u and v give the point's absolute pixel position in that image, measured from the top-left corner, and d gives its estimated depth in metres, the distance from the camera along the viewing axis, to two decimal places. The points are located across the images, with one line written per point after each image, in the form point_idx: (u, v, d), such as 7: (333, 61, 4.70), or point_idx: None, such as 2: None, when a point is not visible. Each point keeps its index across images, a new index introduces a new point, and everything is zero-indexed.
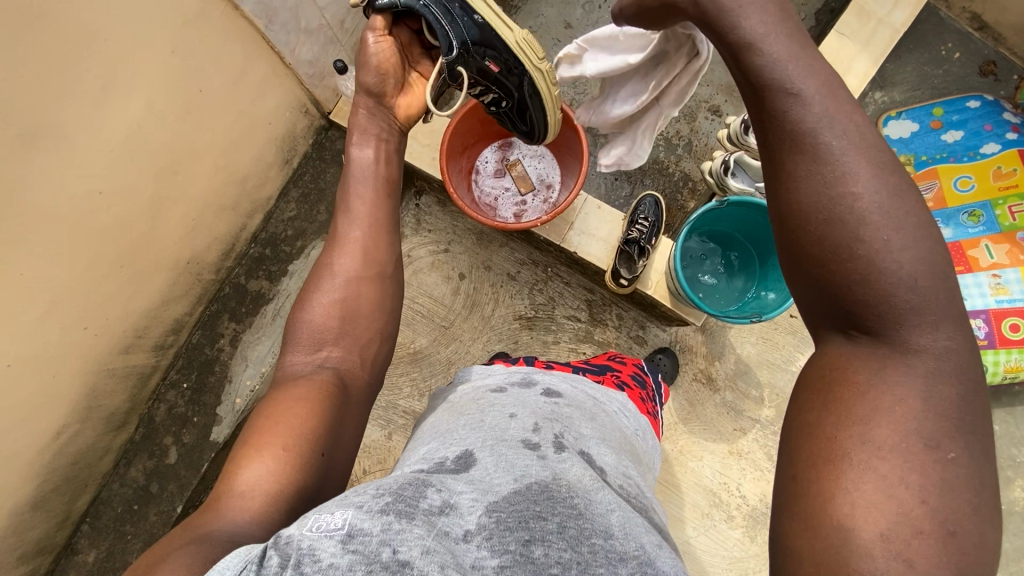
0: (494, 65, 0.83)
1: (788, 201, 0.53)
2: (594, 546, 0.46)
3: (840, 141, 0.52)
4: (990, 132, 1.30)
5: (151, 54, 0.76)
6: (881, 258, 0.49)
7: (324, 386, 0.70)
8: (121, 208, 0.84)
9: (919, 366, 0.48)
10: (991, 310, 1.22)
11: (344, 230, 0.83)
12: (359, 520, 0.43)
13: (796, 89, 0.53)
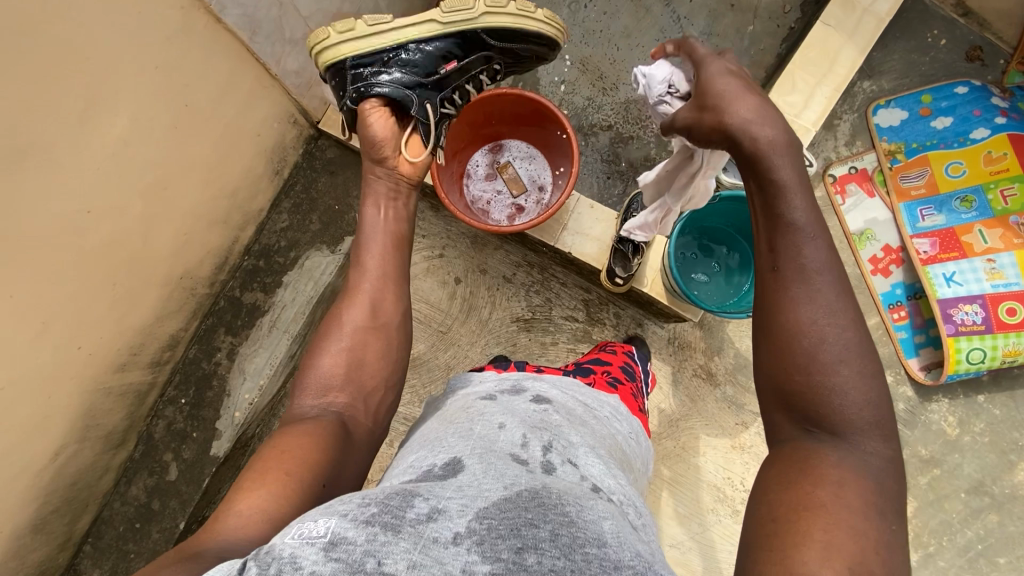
0: (447, 64, 0.92)
1: (780, 316, 0.58)
2: (587, 554, 0.45)
3: (830, 283, 0.58)
4: (979, 117, 1.29)
5: (135, 71, 0.76)
6: (847, 390, 0.55)
7: (329, 427, 0.71)
8: (111, 226, 0.84)
9: (871, 464, 0.54)
10: (987, 295, 1.22)
11: (354, 282, 0.86)
12: (344, 529, 0.43)
13: (805, 227, 0.59)
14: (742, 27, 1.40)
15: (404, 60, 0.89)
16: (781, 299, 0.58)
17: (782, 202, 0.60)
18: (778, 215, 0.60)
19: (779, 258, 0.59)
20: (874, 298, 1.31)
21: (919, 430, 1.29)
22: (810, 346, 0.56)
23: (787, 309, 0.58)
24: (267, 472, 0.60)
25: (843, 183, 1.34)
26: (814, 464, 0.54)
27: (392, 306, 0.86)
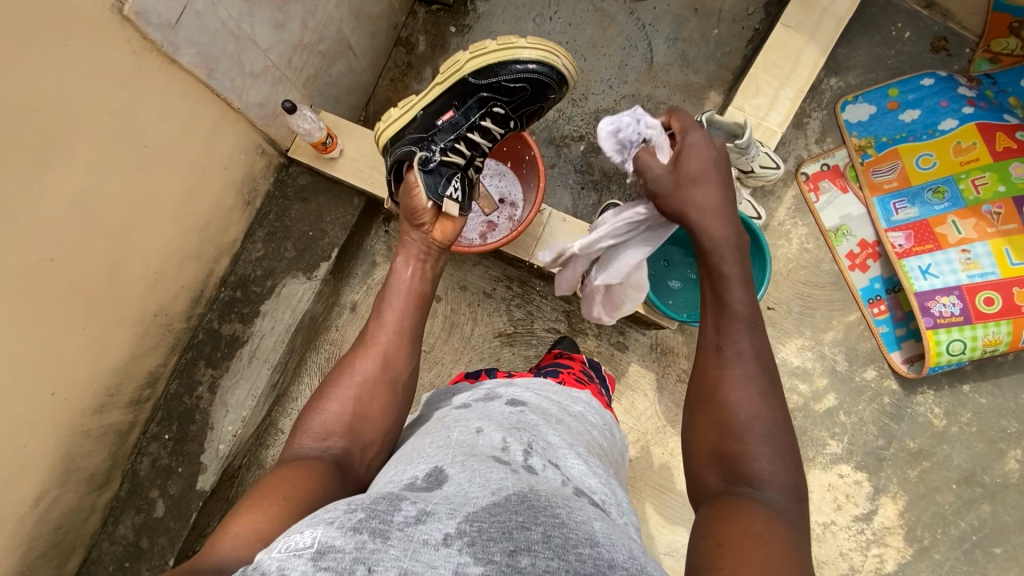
0: (445, 115, 0.99)
1: (713, 384, 0.67)
2: (581, 554, 0.44)
3: (753, 364, 0.67)
4: (947, 107, 1.30)
5: (89, 117, 0.76)
6: (756, 459, 0.63)
7: (327, 469, 0.69)
8: (78, 271, 0.84)
9: (782, 511, 0.59)
10: (964, 286, 1.22)
11: (371, 333, 0.85)
12: (331, 538, 0.42)
13: (741, 311, 0.70)
14: (707, 30, 1.40)
15: (417, 128, 1.00)
16: (719, 374, 0.68)
17: (726, 292, 0.71)
18: (723, 299, 0.71)
19: (720, 340, 0.69)
20: (853, 294, 1.31)
21: (906, 423, 1.29)
22: (741, 420, 0.65)
23: (724, 388, 0.67)
24: (264, 496, 0.60)
25: (816, 181, 1.34)
26: (740, 509, 0.58)
27: (404, 361, 0.84)
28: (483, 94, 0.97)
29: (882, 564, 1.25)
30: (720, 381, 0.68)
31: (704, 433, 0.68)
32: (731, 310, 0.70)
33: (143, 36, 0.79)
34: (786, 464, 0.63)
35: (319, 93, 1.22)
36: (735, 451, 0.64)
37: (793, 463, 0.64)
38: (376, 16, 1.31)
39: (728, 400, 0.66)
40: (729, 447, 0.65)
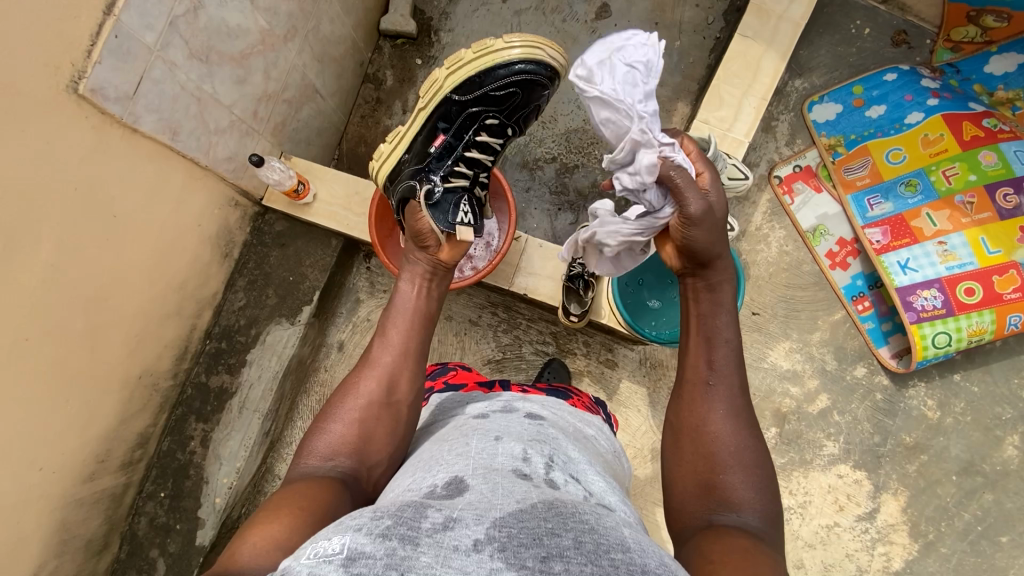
0: (438, 138, 0.98)
1: (703, 416, 0.72)
2: (614, 560, 0.43)
3: (732, 397, 0.73)
4: (912, 101, 1.30)
5: (54, 196, 0.77)
6: (739, 486, 0.67)
7: (333, 486, 0.67)
8: (55, 346, 0.85)
9: (764, 535, 0.63)
10: (943, 278, 1.23)
11: (376, 354, 0.85)
12: (360, 544, 0.42)
13: (724, 343, 0.75)
14: (669, 43, 1.42)
15: (412, 158, 0.99)
16: (704, 408, 0.72)
17: (716, 331, 0.75)
18: (711, 335, 0.75)
19: (708, 375, 0.74)
20: (836, 292, 1.32)
21: (901, 418, 1.29)
22: (726, 452, 0.69)
23: (710, 421, 0.72)
24: (280, 506, 0.61)
25: (789, 183, 1.35)
26: (727, 531, 0.62)
27: (408, 384, 0.83)
28: (476, 109, 0.95)
29: (889, 562, 1.24)
30: (707, 413, 0.72)
31: (691, 464, 0.71)
32: (719, 345, 0.75)
33: (101, 111, 0.80)
34: (766, 492, 0.68)
35: (289, 139, 1.23)
36: (722, 481, 0.68)
37: (772, 491, 0.68)
38: (340, 57, 1.33)
39: (713, 432, 0.71)
40: (714, 478, 0.69)
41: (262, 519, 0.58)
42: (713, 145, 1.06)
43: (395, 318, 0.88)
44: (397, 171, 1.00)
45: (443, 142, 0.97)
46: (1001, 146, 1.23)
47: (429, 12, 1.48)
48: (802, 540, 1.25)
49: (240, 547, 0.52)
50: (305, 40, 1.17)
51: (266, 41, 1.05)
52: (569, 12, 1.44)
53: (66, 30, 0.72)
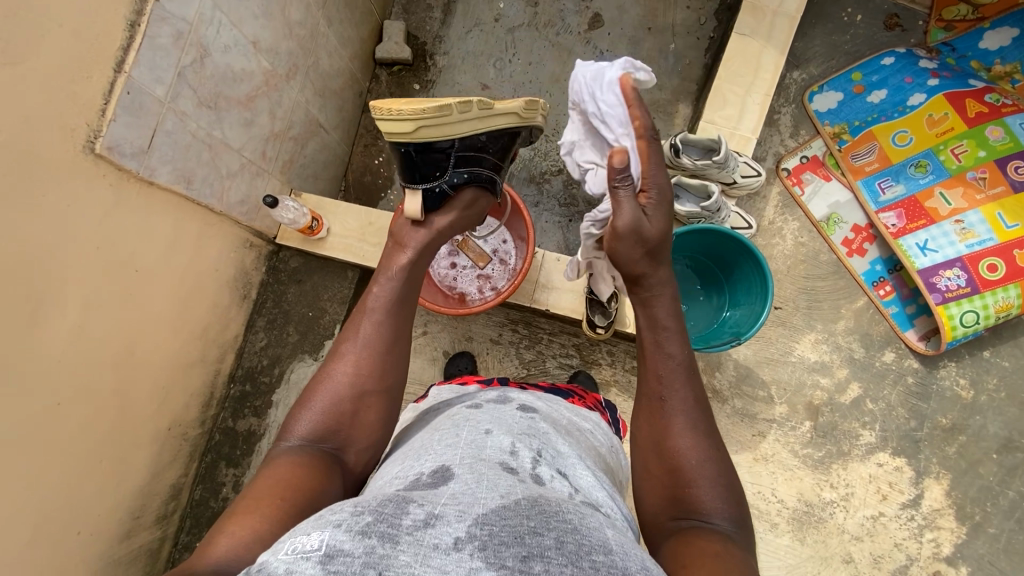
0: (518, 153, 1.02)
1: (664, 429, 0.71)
2: (595, 561, 0.41)
3: (686, 406, 0.71)
4: (912, 83, 1.31)
5: (77, 256, 0.77)
6: (705, 495, 0.66)
7: (314, 465, 0.67)
8: (87, 407, 0.84)
9: (733, 540, 0.62)
10: (965, 256, 1.22)
11: (366, 331, 0.81)
12: (338, 541, 0.39)
13: (671, 355, 0.74)
14: (664, 46, 1.42)
15: (502, 148, 0.95)
16: (661, 419, 0.72)
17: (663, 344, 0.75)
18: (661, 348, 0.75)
19: (660, 391, 0.73)
20: (856, 280, 1.31)
21: (935, 401, 1.27)
22: (690, 464, 0.68)
23: (668, 432, 0.71)
24: (263, 495, 0.60)
25: (798, 174, 1.35)
26: (697, 538, 0.61)
27: (397, 369, 0.81)
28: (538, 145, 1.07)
29: (939, 548, 1.22)
30: (666, 428, 0.71)
31: (658, 478, 0.69)
32: (664, 361, 0.74)
33: (118, 168, 0.79)
34: (733, 498, 0.67)
35: (297, 176, 1.23)
36: (689, 493, 0.66)
37: (738, 493, 0.68)
38: (340, 90, 1.33)
39: (674, 447, 0.69)
40: (681, 491, 0.67)
41: (244, 510, 0.57)
42: (723, 145, 1.07)
43: (378, 306, 0.84)
44: (478, 147, 0.91)
45: (515, 154, 1.01)
46: (1006, 120, 1.23)
47: (423, 38, 1.49)
48: (849, 534, 1.22)
49: (218, 537, 0.52)
50: (307, 77, 1.17)
51: (269, 81, 1.05)
52: (562, 25, 1.45)
53: (80, 91, 0.72)
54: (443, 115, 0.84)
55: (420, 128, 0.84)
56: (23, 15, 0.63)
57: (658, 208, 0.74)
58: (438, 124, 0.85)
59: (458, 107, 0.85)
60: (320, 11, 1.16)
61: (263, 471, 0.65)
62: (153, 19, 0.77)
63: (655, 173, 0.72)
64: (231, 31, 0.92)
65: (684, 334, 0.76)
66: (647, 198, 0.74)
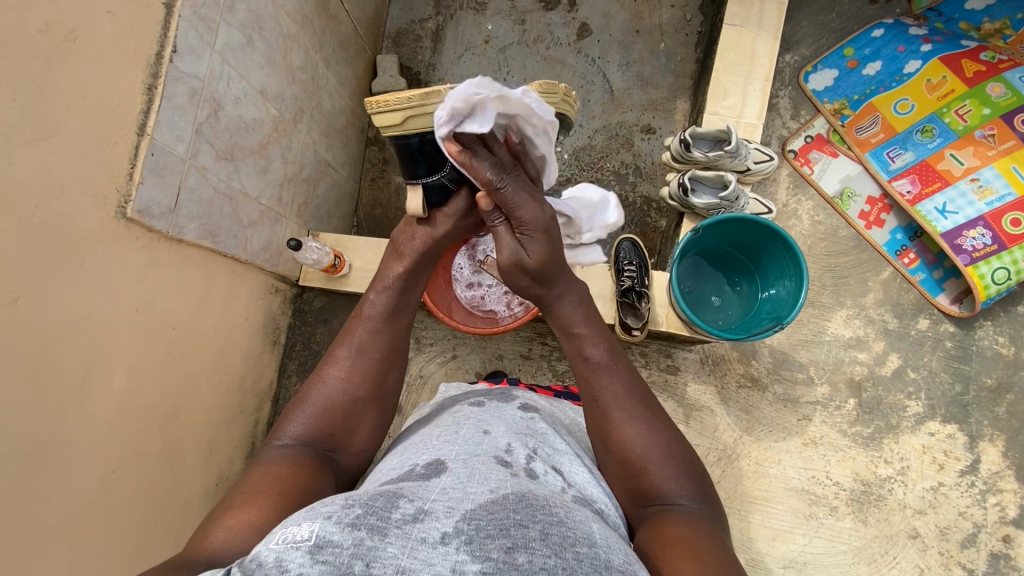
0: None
1: (611, 434, 0.70)
2: (579, 553, 0.43)
3: (620, 403, 0.71)
4: (905, 51, 1.32)
5: (119, 321, 0.77)
6: (663, 482, 0.66)
7: (307, 464, 0.66)
8: (138, 472, 0.83)
9: (696, 521, 0.62)
10: (986, 214, 1.22)
11: (363, 337, 0.78)
12: (329, 533, 0.41)
13: (590, 357, 0.74)
14: (654, 47, 1.44)
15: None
16: (603, 422, 0.71)
17: (584, 346, 0.75)
18: (581, 355, 0.75)
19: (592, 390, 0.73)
20: (879, 251, 1.31)
21: (977, 362, 1.26)
22: (638, 455, 0.67)
23: (613, 433, 0.69)
24: (260, 489, 0.59)
25: (805, 154, 1.35)
26: (667, 521, 0.61)
27: (394, 380, 0.80)
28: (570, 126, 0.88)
29: (1004, 512, 1.19)
30: (608, 423, 0.70)
31: (613, 472, 0.69)
32: (584, 365, 0.74)
33: (149, 230, 0.80)
34: (690, 473, 0.68)
35: (312, 217, 1.24)
36: (647, 482, 0.66)
37: (695, 469, 0.69)
38: (344, 128, 1.35)
39: (620, 441, 0.69)
40: (638, 482, 0.67)
41: (241, 503, 0.57)
42: (734, 135, 1.08)
43: (374, 313, 0.80)
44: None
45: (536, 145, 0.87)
46: (1005, 76, 1.25)
47: (416, 68, 1.51)
48: (911, 508, 1.19)
49: (215, 530, 0.53)
50: (312, 119, 1.19)
51: (278, 127, 1.06)
52: (551, 38, 1.47)
53: (108, 158, 0.73)
54: (433, 104, 0.71)
55: (408, 120, 0.73)
56: (50, 91, 0.64)
57: (539, 238, 0.74)
58: (426, 116, 0.72)
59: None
60: (318, 54, 1.18)
61: (255, 468, 0.64)
62: (169, 79, 0.79)
63: (524, 209, 0.73)
64: (240, 83, 0.93)
65: (599, 327, 0.77)
66: (522, 232, 0.75)
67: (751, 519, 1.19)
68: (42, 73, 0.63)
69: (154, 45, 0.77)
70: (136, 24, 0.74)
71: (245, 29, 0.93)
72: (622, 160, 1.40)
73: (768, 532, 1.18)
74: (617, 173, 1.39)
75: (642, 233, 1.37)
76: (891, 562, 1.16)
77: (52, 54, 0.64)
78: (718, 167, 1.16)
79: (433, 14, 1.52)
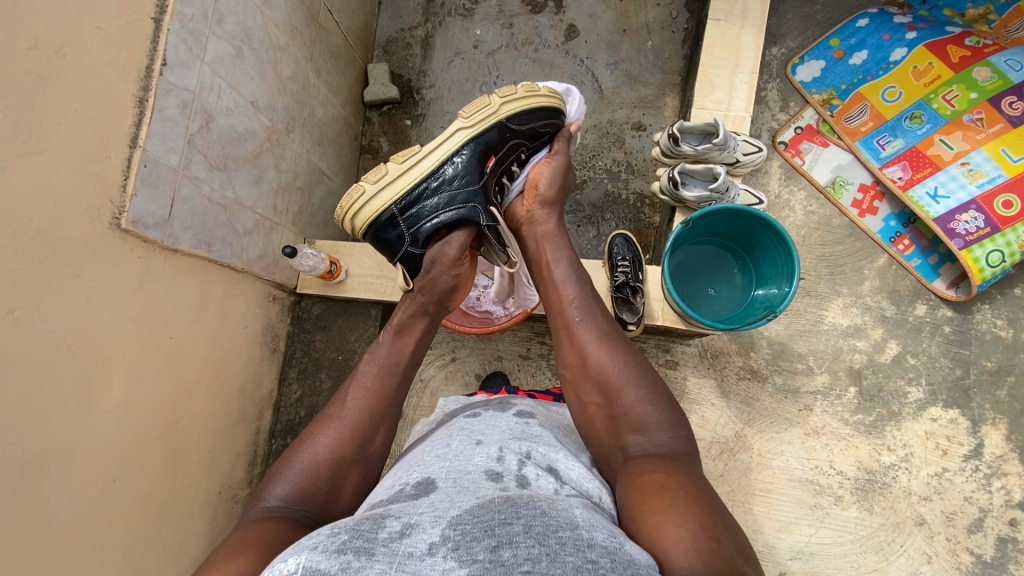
0: (490, 159, 0.88)
1: (587, 360, 0.77)
2: (562, 537, 0.43)
3: (595, 333, 0.79)
4: (891, 40, 1.34)
5: (117, 331, 0.78)
6: (638, 408, 0.70)
7: (294, 526, 0.64)
8: (140, 481, 0.83)
9: (666, 456, 0.65)
10: (977, 197, 1.22)
11: (350, 398, 0.79)
12: (315, 562, 0.41)
13: (570, 289, 0.85)
14: (641, 45, 1.46)
15: (445, 179, 0.85)
16: (581, 349, 0.78)
17: (563, 284, 0.86)
18: (562, 293, 0.85)
19: (573, 317, 0.82)
20: (874, 239, 1.31)
21: (976, 345, 1.26)
22: (615, 375, 0.73)
23: (590, 356, 0.77)
24: (244, 545, 0.57)
25: (795, 145, 1.36)
26: (643, 470, 0.61)
27: (381, 441, 0.80)
28: (519, 140, 0.92)
29: (1010, 495, 1.19)
30: (586, 348, 0.78)
31: (592, 401, 0.73)
32: (570, 285, 0.86)
33: (143, 240, 0.81)
34: (664, 401, 0.71)
35: (307, 225, 1.25)
36: (621, 407, 0.71)
37: (669, 398, 0.72)
38: (336, 136, 1.36)
39: (596, 364, 0.76)
40: (615, 406, 0.71)
41: (225, 558, 0.54)
42: (722, 127, 1.08)
43: (367, 370, 0.83)
44: (418, 196, 0.85)
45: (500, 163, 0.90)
46: (991, 60, 1.25)
47: (407, 75, 1.53)
48: (917, 495, 1.19)
49: None
50: (304, 128, 1.20)
51: (271, 137, 1.08)
52: (539, 40, 1.49)
53: (100, 171, 0.74)
54: (359, 197, 0.84)
55: (356, 218, 0.86)
56: (41, 105, 0.65)
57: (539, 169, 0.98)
58: (368, 206, 0.85)
59: (369, 182, 0.84)
60: (308, 64, 1.20)
61: (238, 527, 0.62)
62: (159, 92, 0.80)
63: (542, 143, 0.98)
64: (231, 94, 0.95)
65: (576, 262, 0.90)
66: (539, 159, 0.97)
67: (756, 511, 1.18)
68: (33, 89, 0.64)
69: (143, 58, 0.78)
70: (125, 38, 0.75)
71: (235, 41, 0.94)
72: (613, 158, 1.41)
73: (775, 524, 1.17)
74: (610, 171, 1.40)
75: (637, 230, 1.38)
76: (898, 550, 1.16)
77: (42, 70, 0.65)
78: (708, 161, 1.17)
79: (422, 21, 1.54)
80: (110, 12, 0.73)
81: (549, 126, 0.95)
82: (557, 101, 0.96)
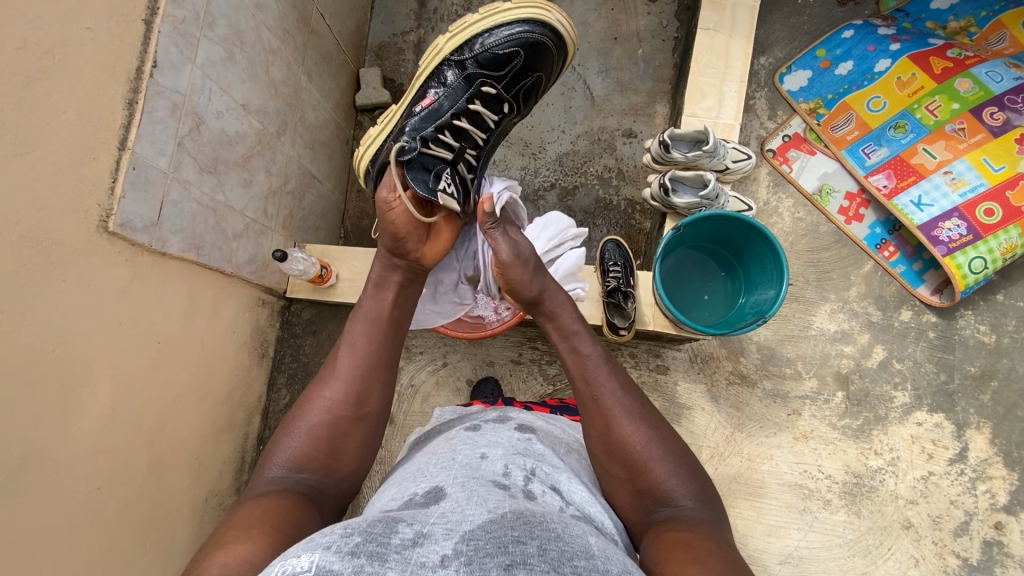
0: (428, 99, 0.92)
1: (611, 436, 0.73)
2: (577, 566, 0.43)
3: (618, 404, 0.75)
4: (875, 51, 1.37)
5: (102, 336, 0.76)
6: (662, 482, 0.69)
7: (298, 498, 0.64)
8: (124, 489, 0.82)
9: (693, 521, 0.64)
10: (960, 205, 1.25)
11: (343, 360, 0.79)
12: (328, 562, 0.40)
13: (586, 355, 0.81)
14: (632, 53, 1.47)
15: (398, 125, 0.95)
16: (604, 421, 0.74)
17: (578, 352, 0.82)
18: (576, 363, 0.81)
19: (591, 391, 0.77)
20: (859, 245, 1.33)
21: (960, 350, 1.28)
22: (641, 452, 0.71)
23: (613, 429, 0.73)
24: (251, 527, 0.55)
25: (783, 153, 1.38)
26: (671, 528, 0.62)
27: (378, 398, 0.79)
28: (473, 73, 0.91)
29: (995, 498, 1.20)
30: (608, 421, 0.74)
31: (616, 475, 0.71)
32: (586, 361, 0.80)
33: (132, 243, 0.80)
34: (688, 472, 0.71)
35: (298, 229, 1.24)
36: (647, 481, 0.69)
37: (692, 468, 0.71)
38: (328, 140, 1.36)
39: (619, 438, 0.72)
40: (640, 480, 0.69)
41: (232, 539, 0.52)
42: (711, 135, 1.10)
43: (354, 328, 0.81)
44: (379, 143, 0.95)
45: (447, 100, 0.92)
46: (973, 72, 1.28)
47: (399, 80, 1.53)
48: (903, 498, 1.20)
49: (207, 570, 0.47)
50: (295, 131, 1.20)
51: (262, 140, 1.07)
52: None
53: (88, 174, 0.73)
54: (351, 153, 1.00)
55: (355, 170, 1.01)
56: (29, 107, 0.65)
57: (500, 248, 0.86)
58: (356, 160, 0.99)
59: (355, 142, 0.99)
60: (300, 68, 1.20)
61: (244, 501, 0.63)
62: (150, 94, 0.79)
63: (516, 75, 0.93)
64: (222, 97, 0.94)
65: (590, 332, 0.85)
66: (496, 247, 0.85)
67: (745, 515, 1.19)
68: (20, 90, 0.63)
69: (133, 60, 0.77)
70: (114, 39, 0.74)
71: (226, 45, 0.94)
72: (604, 164, 1.42)
73: (765, 528, 1.18)
74: (601, 177, 1.41)
75: (628, 236, 1.39)
76: (886, 553, 1.17)
77: (31, 71, 0.65)
78: (698, 167, 1.19)
79: (415, 27, 1.54)
80: (100, 13, 0.72)
81: (512, 44, 0.89)
82: (527, 14, 0.88)
